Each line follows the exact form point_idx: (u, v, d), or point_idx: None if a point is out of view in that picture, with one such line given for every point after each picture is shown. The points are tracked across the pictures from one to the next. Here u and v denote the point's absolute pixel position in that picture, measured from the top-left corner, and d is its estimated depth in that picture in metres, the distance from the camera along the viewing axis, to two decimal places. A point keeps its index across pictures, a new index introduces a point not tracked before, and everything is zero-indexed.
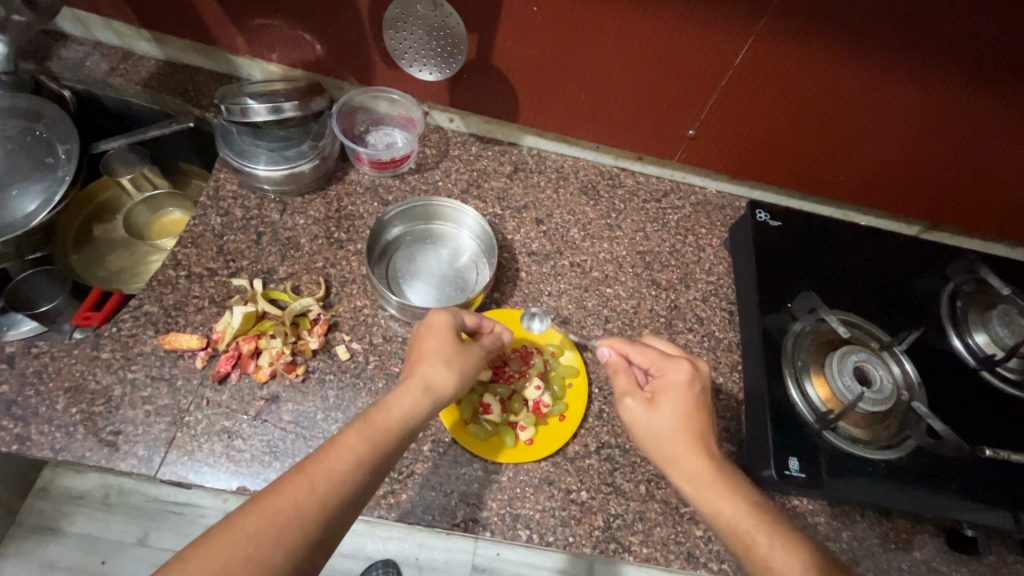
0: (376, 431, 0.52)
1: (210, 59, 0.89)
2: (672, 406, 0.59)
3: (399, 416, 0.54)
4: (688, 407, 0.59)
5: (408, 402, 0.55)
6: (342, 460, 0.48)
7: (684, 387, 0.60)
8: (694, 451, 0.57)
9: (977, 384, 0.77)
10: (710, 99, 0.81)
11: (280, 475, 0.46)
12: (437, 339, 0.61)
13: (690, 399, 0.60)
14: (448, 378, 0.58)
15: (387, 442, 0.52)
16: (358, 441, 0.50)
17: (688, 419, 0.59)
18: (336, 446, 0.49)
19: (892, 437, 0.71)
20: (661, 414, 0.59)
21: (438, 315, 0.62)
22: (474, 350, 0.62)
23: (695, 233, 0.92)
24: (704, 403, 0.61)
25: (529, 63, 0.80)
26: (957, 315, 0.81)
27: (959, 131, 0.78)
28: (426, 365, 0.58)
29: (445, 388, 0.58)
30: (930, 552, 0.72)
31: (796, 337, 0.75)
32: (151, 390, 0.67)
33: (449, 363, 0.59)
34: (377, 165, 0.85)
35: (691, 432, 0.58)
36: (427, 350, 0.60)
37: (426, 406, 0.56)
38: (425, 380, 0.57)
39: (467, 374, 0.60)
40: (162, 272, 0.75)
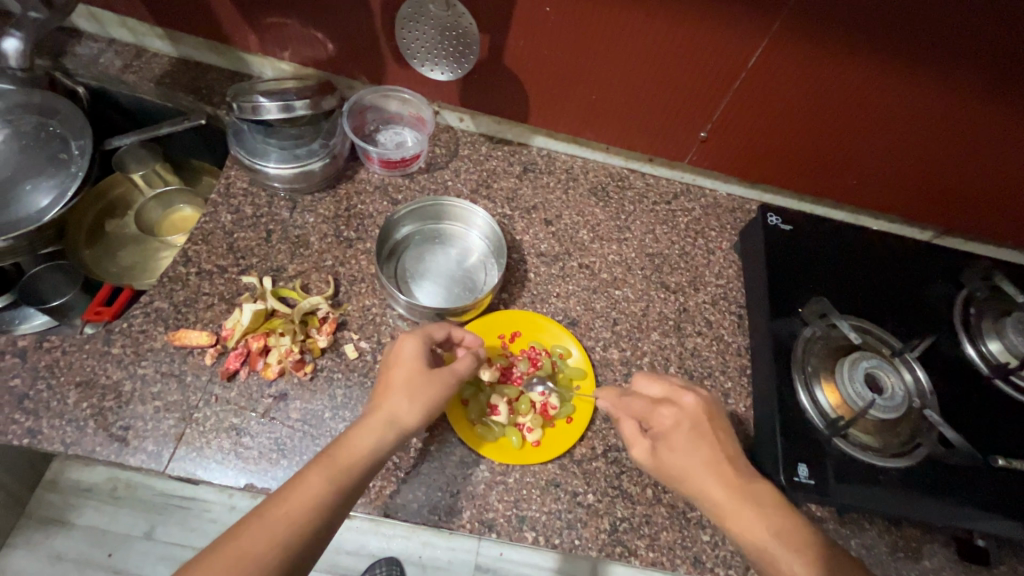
0: (338, 469, 0.52)
1: (223, 57, 0.89)
2: (678, 455, 0.59)
3: (362, 452, 0.54)
4: (687, 448, 0.59)
5: (372, 438, 0.55)
6: (301, 501, 0.48)
7: (679, 428, 0.61)
8: (714, 481, 0.57)
9: (991, 392, 0.77)
10: (723, 100, 0.80)
11: (239, 522, 0.46)
12: (405, 368, 0.61)
13: (687, 438, 0.60)
14: (412, 412, 0.58)
15: (349, 480, 0.52)
16: (318, 481, 0.50)
17: (693, 463, 0.58)
18: (296, 487, 0.49)
19: (903, 445, 0.70)
20: (667, 465, 0.60)
21: (408, 342, 0.62)
22: (442, 376, 0.61)
23: (706, 236, 0.92)
24: (707, 434, 0.60)
25: (541, 63, 0.80)
26: (971, 323, 0.81)
27: (975, 137, 0.77)
28: (390, 398, 0.58)
29: (410, 421, 0.58)
30: (940, 562, 0.71)
31: (806, 342, 0.75)
32: (160, 386, 0.67)
33: (413, 396, 0.59)
34: (387, 164, 0.85)
35: (698, 467, 0.58)
36: (393, 381, 0.60)
37: (390, 440, 0.56)
38: (389, 414, 0.57)
39: (435, 403, 0.60)
40: (172, 268, 0.75)
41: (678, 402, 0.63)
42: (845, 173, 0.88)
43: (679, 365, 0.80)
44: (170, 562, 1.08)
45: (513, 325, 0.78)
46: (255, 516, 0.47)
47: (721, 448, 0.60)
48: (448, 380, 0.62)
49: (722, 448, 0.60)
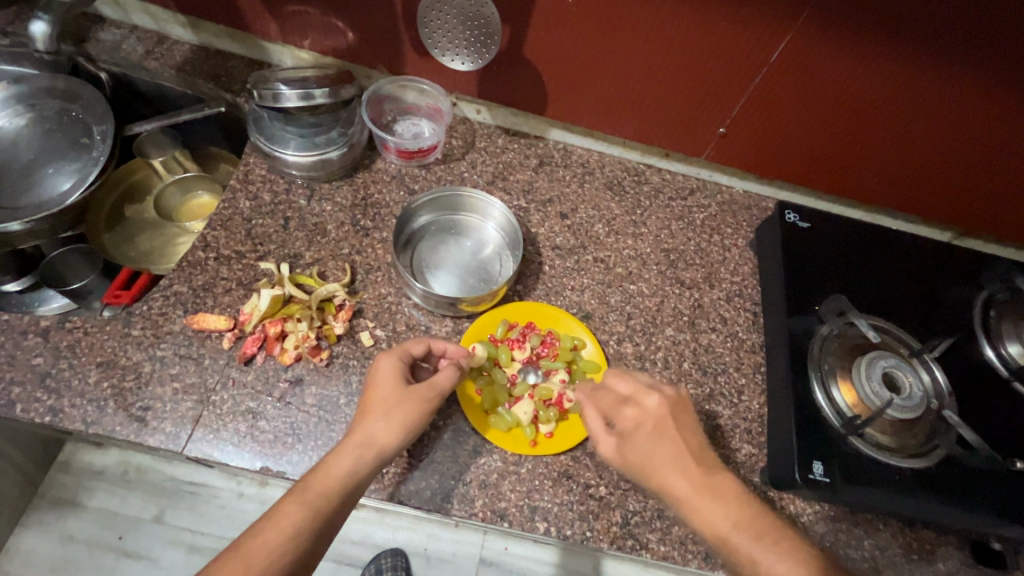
0: (315, 496, 0.53)
1: (244, 45, 0.90)
2: (641, 451, 0.58)
3: (338, 478, 0.54)
4: (650, 446, 0.58)
5: (349, 462, 0.56)
6: (279, 533, 0.50)
7: (645, 423, 0.60)
8: (677, 478, 0.56)
9: (1009, 395, 0.76)
10: (742, 96, 0.80)
11: (217, 560, 0.48)
12: (382, 386, 0.61)
13: (648, 439, 0.59)
14: (389, 431, 0.58)
15: (327, 508, 0.53)
16: (296, 510, 0.51)
17: (653, 462, 0.58)
18: (273, 519, 0.51)
19: (920, 446, 0.69)
20: (629, 460, 0.59)
21: (385, 360, 0.63)
22: (419, 392, 0.61)
23: (721, 233, 0.91)
24: (670, 432, 0.59)
25: (560, 55, 0.80)
26: (990, 325, 0.80)
27: (1002, 137, 0.76)
28: (368, 420, 0.59)
29: (387, 442, 0.58)
30: (954, 565, 0.70)
31: (823, 340, 0.74)
32: (179, 368, 0.68)
33: (389, 416, 0.59)
34: (403, 154, 0.85)
35: (671, 465, 0.57)
36: (372, 402, 0.60)
37: (369, 463, 0.57)
38: (366, 436, 0.58)
39: (413, 420, 0.60)
40: (191, 253, 0.76)
41: (641, 402, 0.63)
42: (864, 172, 0.88)
43: (693, 361, 0.79)
44: (179, 546, 1.09)
45: (528, 316, 0.78)
46: (231, 553, 0.49)
47: (686, 447, 0.59)
48: (428, 396, 0.62)
49: (688, 447, 0.59)
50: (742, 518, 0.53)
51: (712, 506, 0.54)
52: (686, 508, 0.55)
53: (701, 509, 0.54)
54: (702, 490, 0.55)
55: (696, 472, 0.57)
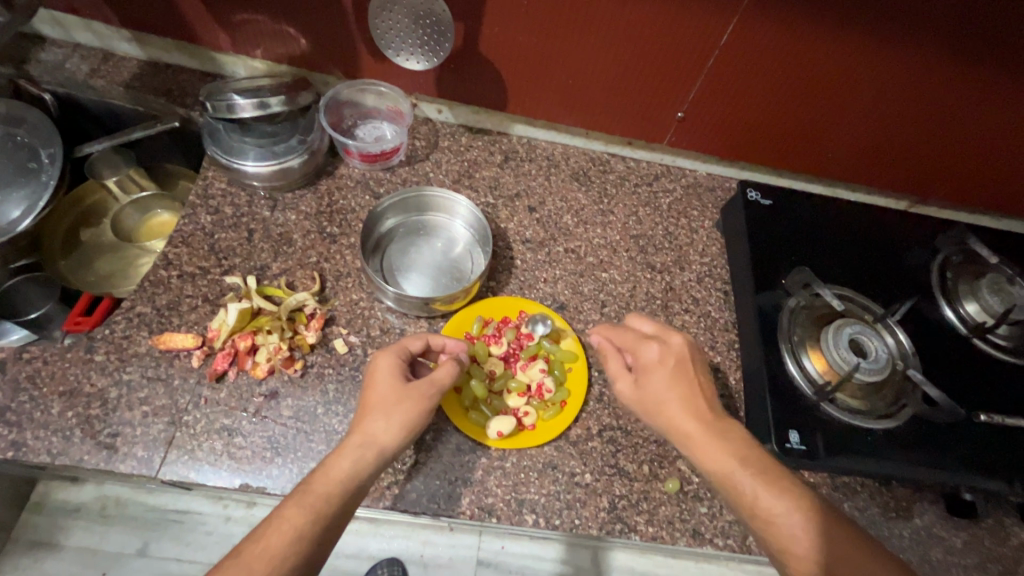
0: (317, 498, 0.52)
1: (193, 57, 0.88)
2: (659, 385, 0.62)
3: (339, 480, 0.54)
4: (666, 384, 0.62)
5: (349, 462, 0.55)
6: (281, 537, 0.49)
7: (662, 362, 0.63)
8: (683, 416, 0.60)
9: (971, 352, 0.78)
10: (697, 80, 0.81)
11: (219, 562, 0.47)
12: (379, 386, 0.61)
13: (670, 371, 0.63)
14: (390, 430, 0.58)
15: (329, 510, 0.52)
16: (297, 513, 0.50)
17: (666, 397, 0.61)
18: (275, 523, 0.50)
19: (889, 406, 0.72)
20: (648, 393, 0.62)
21: (383, 357, 0.63)
22: (419, 388, 0.61)
23: (688, 216, 0.93)
24: (688, 372, 0.63)
25: (516, 49, 0.80)
26: (947, 286, 0.82)
27: (944, 102, 0.79)
28: (367, 419, 0.58)
29: (388, 442, 0.58)
30: (930, 519, 0.73)
31: (791, 312, 0.76)
32: (148, 391, 0.66)
33: (388, 415, 0.58)
34: (367, 157, 0.85)
35: (685, 405, 0.60)
36: (370, 401, 0.60)
37: (371, 463, 0.56)
38: (366, 436, 0.57)
39: (412, 420, 0.59)
40: (153, 272, 0.74)
41: (666, 341, 0.65)
42: (820, 146, 0.90)
43: None
44: None
45: (502, 310, 0.78)
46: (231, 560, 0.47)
47: (699, 390, 0.62)
48: (428, 392, 0.61)
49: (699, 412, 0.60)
50: (747, 460, 0.56)
51: (715, 449, 0.57)
52: (693, 445, 0.59)
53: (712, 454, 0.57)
54: (709, 433, 0.59)
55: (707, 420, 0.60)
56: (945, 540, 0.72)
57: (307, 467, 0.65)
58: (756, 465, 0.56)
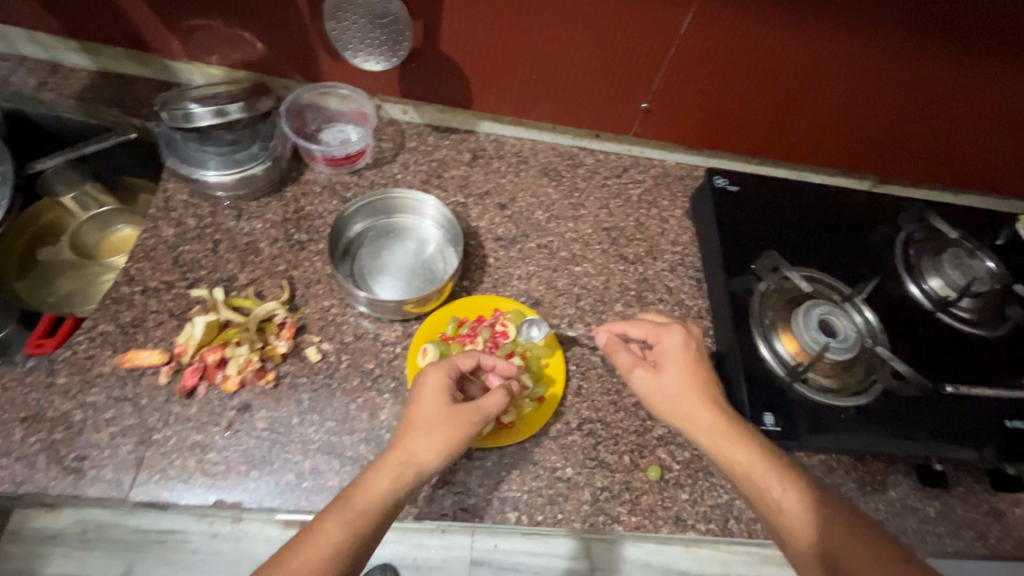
0: (355, 515, 0.51)
1: (146, 66, 0.86)
2: (677, 374, 0.63)
3: (376, 498, 0.52)
4: (684, 374, 0.63)
5: (389, 480, 0.54)
6: (317, 551, 0.49)
7: (682, 352, 0.64)
8: (702, 409, 0.60)
9: (936, 325, 0.80)
10: (661, 70, 0.81)
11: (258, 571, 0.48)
12: (425, 403, 0.59)
13: (689, 360, 0.64)
14: (431, 450, 0.56)
15: (365, 528, 0.51)
16: (335, 530, 0.50)
17: (683, 388, 0.62)
18: (313, 536, 0.50)
19: (860, 383, 0.73)
20: (669, 382, 0.63)
21: (433, 373, 0.60)
22: (465, 412, 0.58)
23: (658, 206, 0.94)
24: (697, 364, 0.64)
25: (478, 46, 0.79)
26: (910, 263, 0.84)
27: (900, 83, 0.80)
28: (411, 436, 0.57)
29: (429, 462, 0.56)
30: (904, 491, 0.75)
31: (762, 296, 0.77)
32: (114, 412, 0.64)
33: (431, 433, 0.56)
34: (332, 162, 0.84)
35: (700, 398, 0.61)
36: (415, 418, 0.58)
37: (409, 482, 0.55)
38: (408, 453, 0.55)
39: (455, 443, 0.57)
40: (115, 289, 0.72)
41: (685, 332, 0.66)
42: (784, 131, 0.91)
43: None
44: None
45: (476, 309, 0.77)
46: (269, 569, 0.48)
47: (712, 382, 0.63)
48: (472, 417, 0.59)
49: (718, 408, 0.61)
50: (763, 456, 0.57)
51: (735, 446, 0.58)
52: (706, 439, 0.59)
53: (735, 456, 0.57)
54: (726, 430, 0.59)
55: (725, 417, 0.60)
56: (919, 510, 0.74)
57: (284, 478, 0.63)
58: (767, 459, 0.57)
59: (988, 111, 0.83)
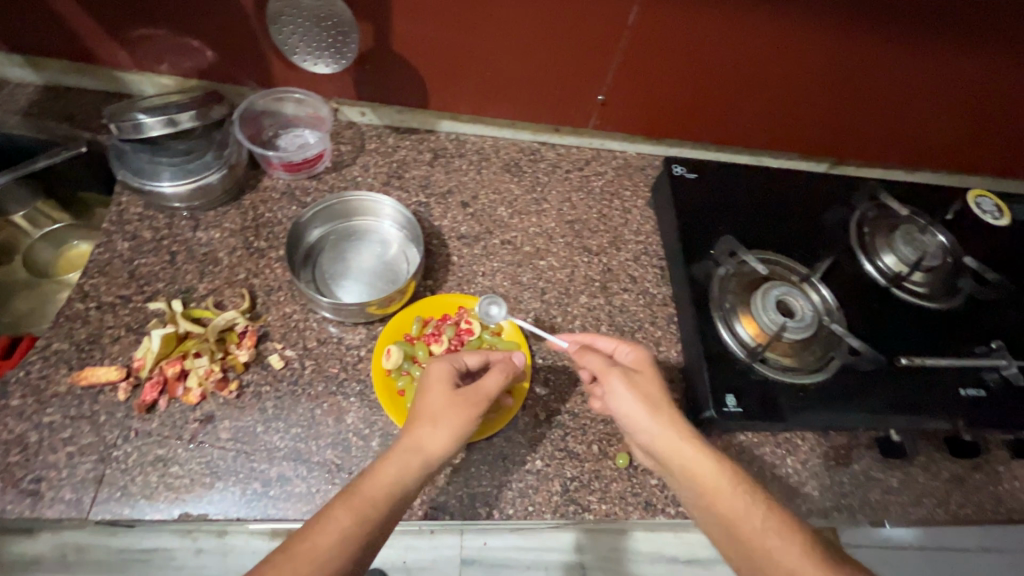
0: (363, 502, 0.51)
1: (94, 78, 0.84)
2: (644, 384, 0.62)
3: (383, 486, 0.52)
4: (649, 386, 0.62)
5: (396, 469, 0.54)
6: (325, 538, 0.48)
7: (644, 367, 0.64)
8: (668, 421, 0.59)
9: (891, 301, 0.82)
10: (614, 62, 0.82)
11: (267, 558, 0.47)
12: (432, 393, 0.59)
13: (651, 374, 0.63)
14: (439, 439, 0.56)
15: (374, 515, 0.51)
16: (343, 516, 0.50)
17: (663, 397, 0.61)
18: (321, 523, 0.49)
19: (819, 361, 0.75)
20: (640, 388, 0.61)
21: (437, 364, 0.61)
22: (471, 397, 0.59)
23: (620, 197, 0.94)
24: (656, 380, 0.63)
25: (429, 45, 0.79)
26: (865, 241, 0.86)
27: (848, 65, 0.82)
28: (418, 425, 0.57)
29: (437, 451, 0.56)
30: (867, 463, 0.76)
31: (721, 280, 0.78)
32: (71, 431, 0.63)
33: (436, 423, 0.57)
34: (290, 167, 0.83)
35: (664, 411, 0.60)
36: (422, 408, 0.58)
37: (416, 471, 0.54)
38: (416, 442, 0.55)
39: (462, 429, 0.57)
40: (69, 306, 0.71)
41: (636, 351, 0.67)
42: (740, 117, 0.92)
43: (610, 323, 0.82)
44: None
45: (441, 308, 0.78)
46: (279, 554, 0.47)
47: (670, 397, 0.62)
48: (477, 401, 0.59)
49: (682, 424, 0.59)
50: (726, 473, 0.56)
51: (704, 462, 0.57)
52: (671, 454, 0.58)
53: (723, 498, 0.55)
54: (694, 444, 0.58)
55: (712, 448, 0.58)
56: (882, 481, 0.76)
57: (250, 487, 0.63)
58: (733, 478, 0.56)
59: (931, 89, 0.86)
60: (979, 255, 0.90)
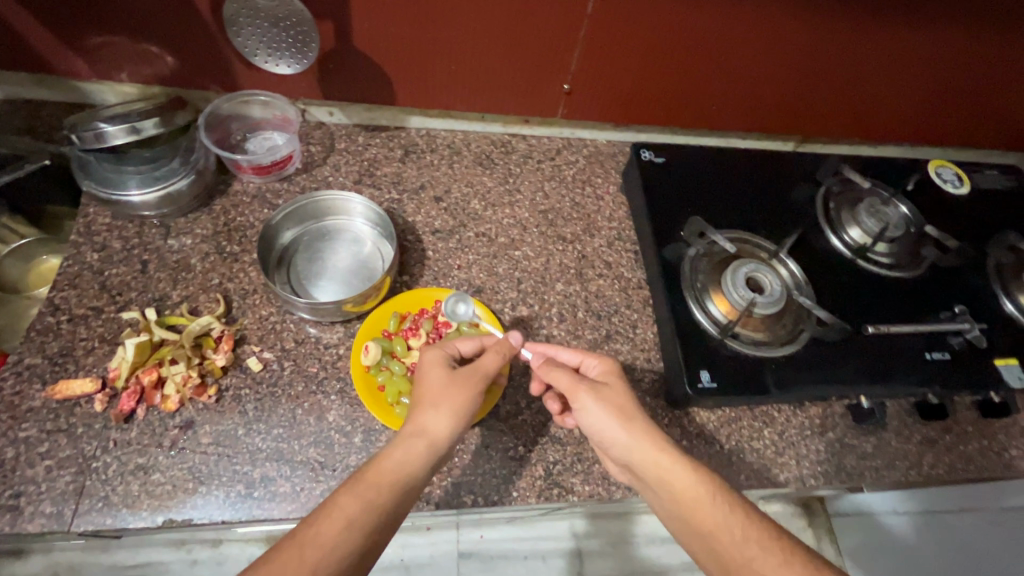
0: (368, 488, 0.51)
1: (53, 89, 0.83)
2: (611, 396, 0.62)
3: (390, 469, 0.53)
4: (617, 399, 0.62)
5: (401, 452, 0.54)
6: (334, 524, 0.48)
7: (609, 380, 0.65)
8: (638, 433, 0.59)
9: (857, 272, 0.84)
10: (576, 52, 0.83)
11: (274, 546, 0.46)
12: (429, 377, 0.61)
13: (617, 385, 0.64)
14: (441, 423, 0.58)
15: (381, 500, 0.51)
16: (350, 502, 0.50)
17: (632, 407, 0.62)
18: (328, 510, 0.49)
19: (790, 333, 0.77)
20: (607, 400, 0.62)
21: (431, 352, 0.64)
22: (469, 376, 0.61)
23: (592, 184, 0.96)
24: (622, 391, 0.63)
25: (391, 41, 0.79)
26: (831, 216, 0.88)
27: (806, 44, 0.83)
28: (420, 411, 0.58)
29: (440, 433, 0.57)
30: (841, 430, 0.79)
31: (692, 261, 0.80)
32: (48, 444, 0.63)
33: (438, 406, 0.58)
34: (260, 170, 0.82)
35: (633, 423, 0.60)
36: (422, 394, 0.60)
37: (422, 453, 0.55)
38: (420, 427, 0.57)
39: (463, 406, 0.59)
40: (39, 320, 0.70)
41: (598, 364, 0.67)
42: (705, 100, 0.94)
43: (586, 309, 0.83)
44: None
45: (418, 303, 0.78)
46: (287, 541, 0.47)
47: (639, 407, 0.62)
48: (475, 379, 0.61)
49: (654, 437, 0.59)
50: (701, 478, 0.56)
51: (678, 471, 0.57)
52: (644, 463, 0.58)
53: (700, 506, 0.55)
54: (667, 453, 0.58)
55: (686, 457, 0.58)
56: (857, 447, 0.78)
57: (234, 490, 0.63)
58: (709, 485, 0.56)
59: (888, 64, 0.88)
60: (940, 223, 0.92)
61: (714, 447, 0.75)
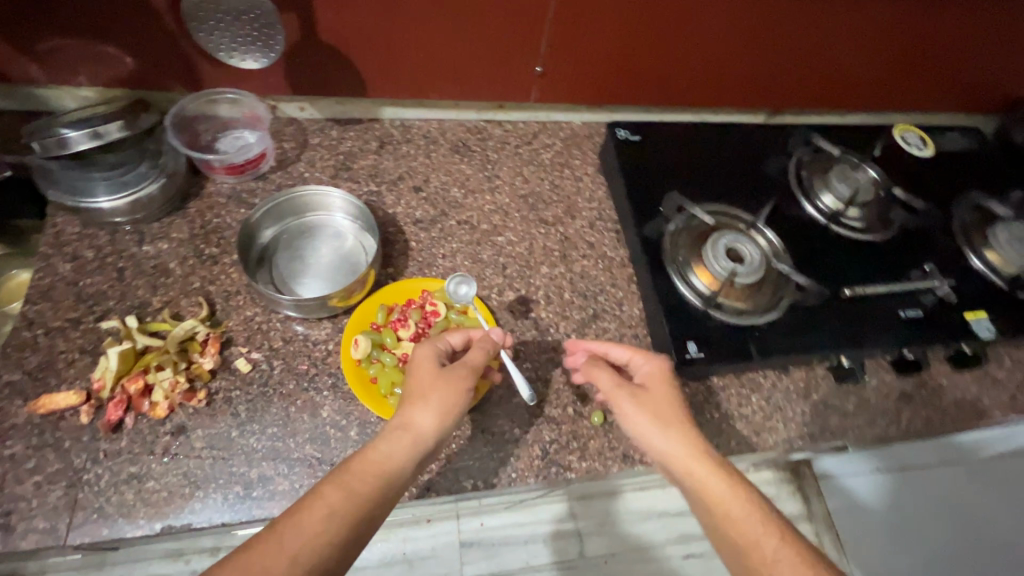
0: (352, 478, 0.52)
1: (10, 97, 0.81)
2: (656, 401, 0.63)
3: (376, 460, 0.54)
4: (662, 402, 0.63)
5: (387, 445, 0.55)
6: (315, 513, 0.49)
7: (657, 380, 0.65)
8: (673, 437, 0.60)
9: (831, 238, 0.87)
10: (545, 34, 0.82)
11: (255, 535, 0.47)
12: (420, 372, 0.62)
13: (662, 387, 0.64)
14: (428, 419, 0.57)
15: (365, 491, 0.51)
16: (333, 493, 0.50)
17: (674, 412, 0.62)
18: (311, 500, 0.50)
19: (770, 301, 0.79)
20: (649, 403, 0.62)
21: (422, 350, 0.64)
22: (458, 370, 0.61)
23: (570, 166, 0.96)
24: (666, 394, 0.64)
25: (358, 32, 0.78)
26: (804, 184, 0.90)
27: (770, 16, 0.84)
28: (410, 405, 0.59)
29: (428, 428, 0.57)
30: (825, 391, 0.81)
31: (672, 236, 0.81)
32: (36, 460, 0.62)
33: (426, 401, 0.59)
34: (232, 170, 0.81)
35: (669, 426, 0.61)
36: (411, 387, 0.61)
37: (408, 448, 0.55)
38: (406, 420, 0.57)
39: (450, 404, 0.59)
40: (15, 335, 0.68)
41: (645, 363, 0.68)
42: (676, 78, 0.94)
43: (572, 289, 0.84)
44: None
45: (405, 295, 0.78)
46: (267, 531, 0.48)
47: (683, 408, 0.63)
48: (464, 375, 0.61)
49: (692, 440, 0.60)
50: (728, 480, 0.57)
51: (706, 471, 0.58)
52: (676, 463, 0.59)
53: (726, 505, 0.56)
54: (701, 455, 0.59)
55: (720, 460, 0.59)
56: (840, 406, 0.81)
57: (232, 491, 0.63)
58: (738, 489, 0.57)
59: (851, 33, 0.89)
60: (908, 186, 0.95)
61: (704, 416, 0.77)
